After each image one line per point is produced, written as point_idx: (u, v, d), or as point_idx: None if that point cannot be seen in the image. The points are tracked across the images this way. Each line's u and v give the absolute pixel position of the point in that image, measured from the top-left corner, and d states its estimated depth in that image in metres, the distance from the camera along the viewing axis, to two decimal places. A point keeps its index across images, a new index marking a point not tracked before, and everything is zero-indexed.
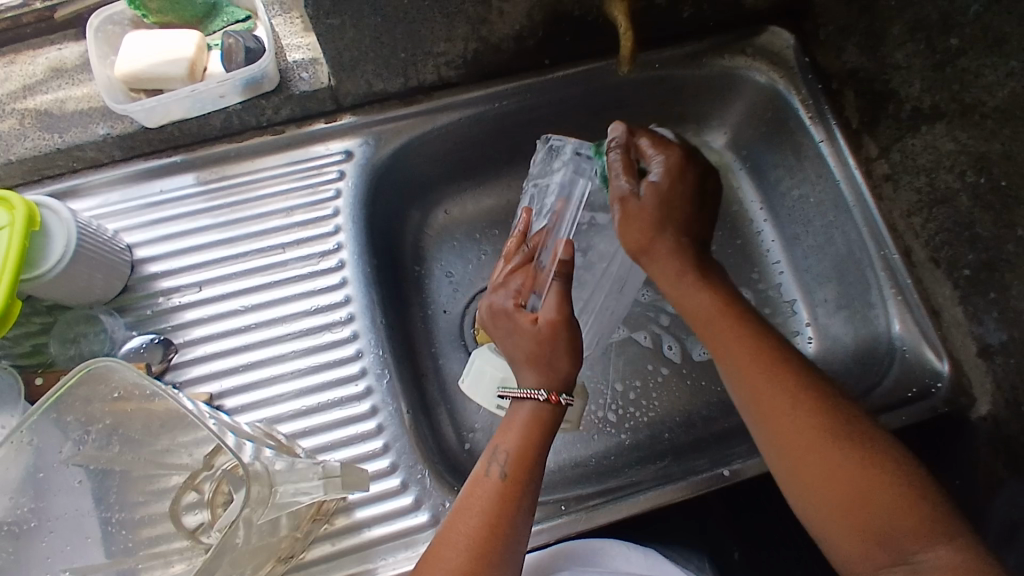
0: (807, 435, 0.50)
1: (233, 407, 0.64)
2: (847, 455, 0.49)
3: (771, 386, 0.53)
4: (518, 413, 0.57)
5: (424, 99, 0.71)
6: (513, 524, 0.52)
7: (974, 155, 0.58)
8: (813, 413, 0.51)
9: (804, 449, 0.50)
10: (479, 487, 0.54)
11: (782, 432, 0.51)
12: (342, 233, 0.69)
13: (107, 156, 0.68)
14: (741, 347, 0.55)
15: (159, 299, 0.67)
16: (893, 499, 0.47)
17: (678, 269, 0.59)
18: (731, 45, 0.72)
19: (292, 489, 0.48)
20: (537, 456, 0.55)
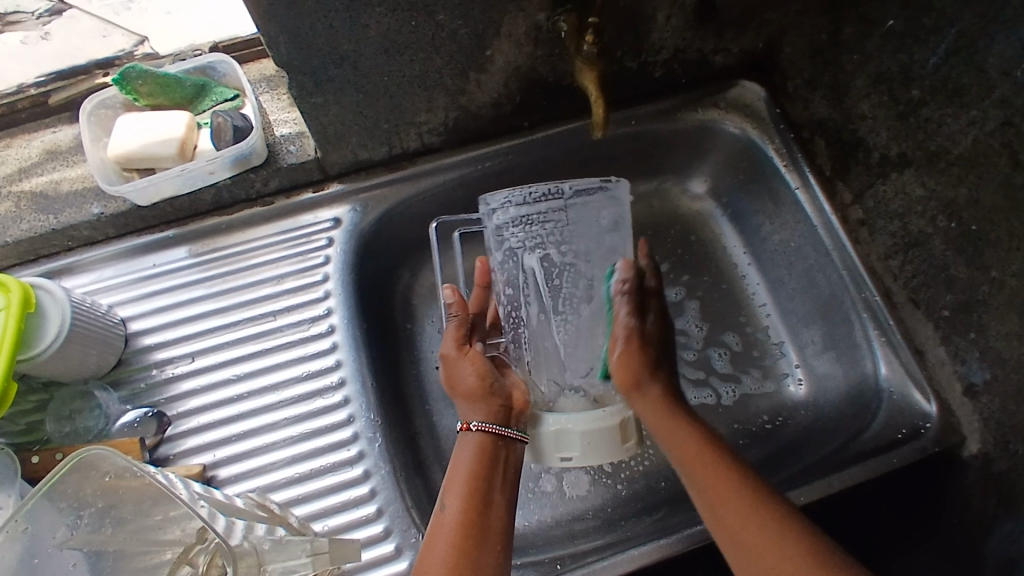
0: (739, 514, 0.51)
1: (227, 476, 0.64)
2: (786, 539, 0.49)
3: (717, 467, 0.54)
4: (467, 452, 0.56)
5: (409, 165, 0.73)
6: (477, 563, 0.50)
7: (943, 201, 0.59)
8: (765, 499, 0.51)
9: (750, 532, 0.50)
10: (439, 530, 0.52)
11: (722, 510, 0.52)
12: (331, 299, 0.70)
13: (101, 234, 0.70)
14: (689, 429, 0.57)
15: (153, 371, 0.68)
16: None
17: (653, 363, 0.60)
18: (704, 100, 0.75)
19: (281, 567, 0.48)
20: (493, 494, 0.54)
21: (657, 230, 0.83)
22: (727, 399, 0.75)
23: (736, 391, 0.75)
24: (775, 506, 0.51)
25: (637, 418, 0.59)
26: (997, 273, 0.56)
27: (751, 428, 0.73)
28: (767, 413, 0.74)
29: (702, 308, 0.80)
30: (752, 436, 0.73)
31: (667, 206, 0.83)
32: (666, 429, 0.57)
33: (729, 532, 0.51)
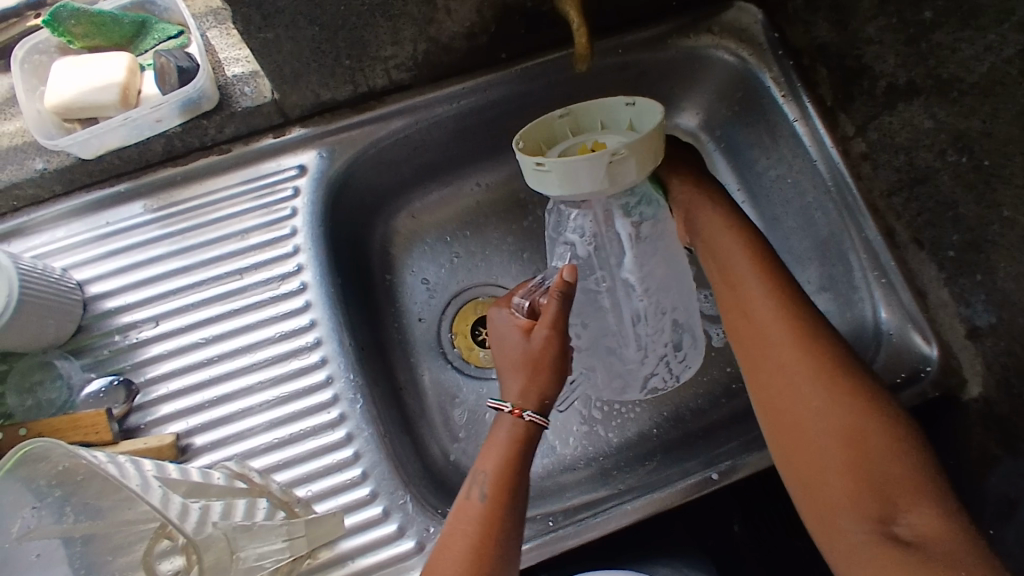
0: (798, 382, 0.51)
1: (202, 445, 0.61)
2: (871, 422, 0.48)
3: (778, 330, 0.52)
4: (504, 426, 0.56)
5: (377, 105, 0.68)
6: (502, 545, 0.50)
7: (954, 133, 0.55)
8: (821, 384, 0.50)
9: (795, 416, 0.50)
10: (468, 513, 0.52)
11: (781, 376, 0.51)
12: (301, 254, 0.66)
13: (48, 192, 0.65)
14: (765, 314, 0.53)
15: (116, 338, 0.64)
16: (894, 482, 0.46)
17: (727, 223, 0.59)
18: (697, 24, 0.69)
19: (254, 554, 0.52)
20: (524, 489, 0.54)
21: None
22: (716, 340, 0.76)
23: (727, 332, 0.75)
24: (847, 387, 0.50)
25: (727, 300, 0.57)
26: (1009, 213, 0.53)
27: None
28: None
29: None
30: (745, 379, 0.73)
31: None
32: (782, 305, 0.53)
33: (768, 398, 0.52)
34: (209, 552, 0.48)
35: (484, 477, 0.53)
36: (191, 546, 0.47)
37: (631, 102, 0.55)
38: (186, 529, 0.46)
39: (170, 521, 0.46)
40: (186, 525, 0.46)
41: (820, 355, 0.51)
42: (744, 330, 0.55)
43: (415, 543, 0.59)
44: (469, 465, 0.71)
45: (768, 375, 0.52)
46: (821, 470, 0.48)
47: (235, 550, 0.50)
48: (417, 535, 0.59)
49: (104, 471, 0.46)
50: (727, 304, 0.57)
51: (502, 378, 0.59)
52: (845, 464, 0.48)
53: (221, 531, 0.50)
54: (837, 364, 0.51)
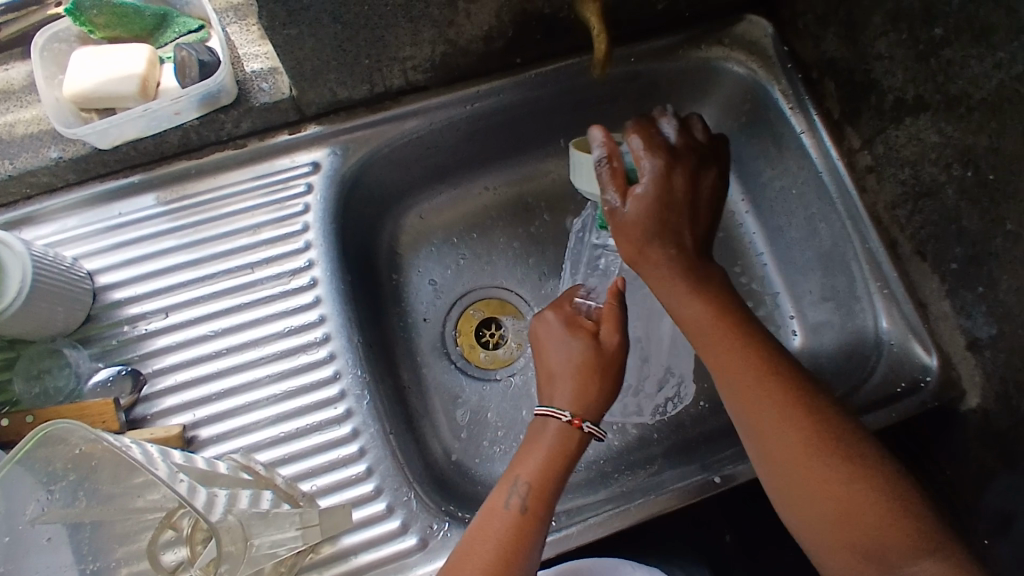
0: (780, 424, 0.51)
1: (208, 437, 0.61)
2: (849, 488, 0.48)
3: (756, 379, 0.52)
4: (551, 433, 0.56)
5: (392, 105, 0.68)
6: (531, 555, 0.51)
7: (961, 148, 0.56)
8: (816, 434, 0.50)
9: (796, 473, 0.50)
10: (497, 523, 0.52)
11: (749, 402, 0.52)
12: (313, 250, 0.66)
13: (61, 180, 0.65)
14: (744, 361, 0.53)
15: (124, 328, 0.64)
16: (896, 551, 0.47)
17: (665, 276, 0.56)
18: (708, 36, 0.70)
19: (269, 541, 0.52)
20: (556, 494, 0.54)
21: None
22: None
23: None
24: (833, 441, 0.50)
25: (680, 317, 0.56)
26: (1013, 227, 0.54)
27: None
28: None
29: None
30: None
31: None
32: (749, 349, 0.53)
33: (753, 423, 0.52)
34: (229, 537, 0.47)
35: (522, 486, 0.53)
36: (212, 529, 0.45)
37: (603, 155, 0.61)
38: (205, 512, 0.45)
39: (189, 501, 0.45)
40: (205, 508, 0.45)
41: (793, 394, 0.52)
42: (693, 326, 0.56)
43: (418, 540, 0.59)
44: (471, 465, 0.72)
45: (753, 431, 0.52)
46: (821, 524, 0.49)
47: (249, 536, 0.49)
48: (421, 531, 0.60)
49: (124, 454, 0.46)
50: (693, 335, 0.56)
51: (551, 386, 0.58)
52: (848, 517, 0.48)
53: (235, 517, 0.48)
54: (813, 415, 0.51)
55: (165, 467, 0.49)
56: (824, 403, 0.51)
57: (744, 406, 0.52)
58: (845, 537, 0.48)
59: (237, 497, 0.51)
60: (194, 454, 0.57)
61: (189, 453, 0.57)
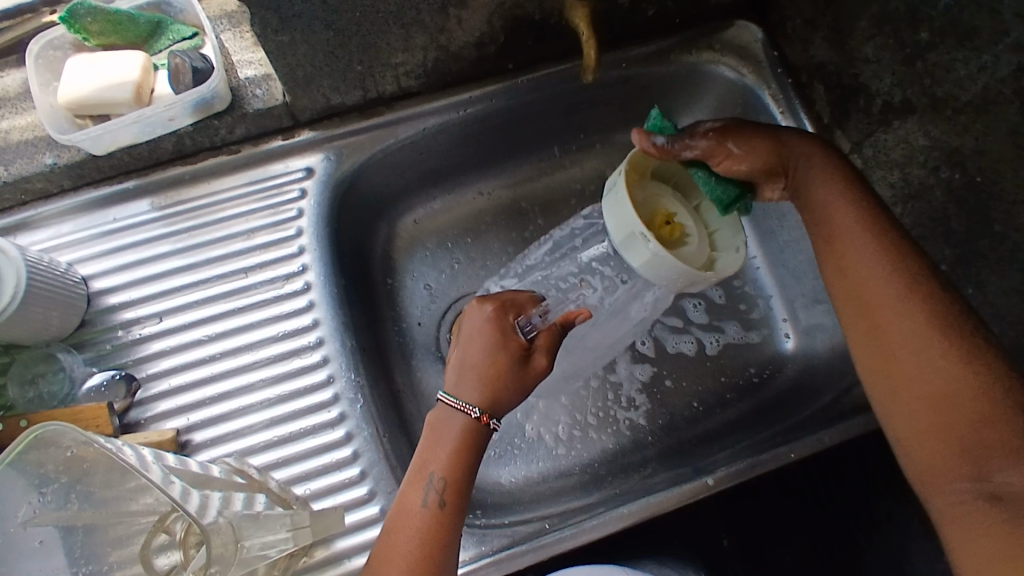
0: (898, 316, 0.48)
1: (202, 441, 0.62)
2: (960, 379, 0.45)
3: (889, 286, 0.49)
4: (458, 426, 0.54)
5: (385, 111, 0.69)
6: (446, 553, 0.51)
7: (947, 150, 0.57)
8: (920, 304, 0.48)
9: (878, 304, 0.49)
10: (411, 521, 0.51)
11: (865, 306, 0.50)
12: (306, 255, 0.67)
13: (56, 186, 0.65)
14: (876, 268, 0.49)
15: (119, 333, 0.64)
16: (938, 354, 0.46)
17: (828, 171, 0.54)
18: (699, 41, 0.71)
19: (259, 543, 0.52)
20: (471, 486, 0.54)
21: None
22: (710, 348, 0.78)
23: (719, 340, 0.78)
24: (940, 336, 0.46)
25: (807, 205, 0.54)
26: (1000, 228, 0.55)
27: (738, 381, 0.76)
28: (754, 366, 0.76)
29: None
30: (739, 389, 0.75)
31: None
32: (877, 249, 0.50)
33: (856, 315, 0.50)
34: (219, 539, 0.47)
35: (438, 482, 0.52)
36: (202, 533, 0.46)
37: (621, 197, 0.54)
38: (196, 516, 0.45)
39: (181, 507, 0.45)
40: (198, 513, 0.46)
41: (936, 319, 0.47)
42: (826, 227, 0.53)
43: None
44: None
45: (858, 318, 0.50)
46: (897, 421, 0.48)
47: (241, 541, 0.49)
48: None
49: (115, 456, 0.46)
50: (820, 227, 0.53)
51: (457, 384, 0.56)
52: (929, 398, 0.46)
53: (226, 520, 0.48)
54: (958, 341, 0.46)
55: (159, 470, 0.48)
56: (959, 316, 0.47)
57: (857, 314, 0.50)
58: (909, 363, 0.47)
59: (230, 501, 0.51)
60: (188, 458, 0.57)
61: (182, 456, 0.57)
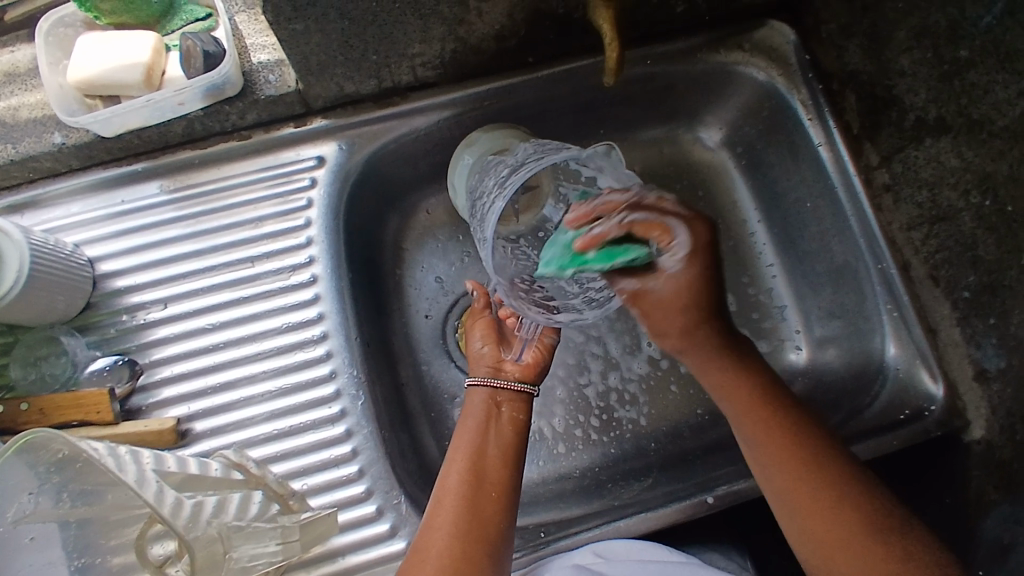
0: (801, 484, 0.52)
1: (202, 431, 0.62)
2: (842, 518, 0.51)
3: (783, 438, 0.54)
4: (473, 414, 0.61)
5: (400, 101, 0.67)
6: (486, 516, 0.54)
7: (980, 174, 0.54)
8: (799, 450, 0.53)
9: (838, 530, 0.51)
10: (448, 489, 0.56)
11: (787, 474, 0.53)
12: (314, 246, 0.66)
13: (65, 166, 0.64)
14: (780, 443, 0.54)
15: (123, 318, 0.64)
16: (862, 519, 0.50)
17: (704, 356, 0.56)
18: (728, 40, 0.68)
19: (248, 555, 0.51)
20: (502, 453, 0.58)
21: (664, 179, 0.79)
22: None
23: None
24: (880, 532, 0.50)
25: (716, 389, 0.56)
26: None
27: None
28: None
29: None
30: None
31: (677, 154, 0.79)
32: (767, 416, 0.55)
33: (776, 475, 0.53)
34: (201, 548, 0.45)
35: (464, 454, 0.58)
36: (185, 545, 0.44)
37: (472, 142, 0.68)
38: (181, 529, 0.44)
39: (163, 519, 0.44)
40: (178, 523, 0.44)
41: (809, 466, 0.53)
42: (734, 400, 0.56)
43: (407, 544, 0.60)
44: None
45: (785, 490, 0.53)
46: (845, 547, 0.50)
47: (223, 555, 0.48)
48: (410, 535, 0.60)
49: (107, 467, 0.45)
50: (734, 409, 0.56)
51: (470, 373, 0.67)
52: (825, 544, 0.51)
53: (215, 529, 0.48)
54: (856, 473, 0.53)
55: (148, 473, 0.48)
56: (810, 435, 0.54)
57: (772, 463, 0.54)
58: (861, 536, 0.50)
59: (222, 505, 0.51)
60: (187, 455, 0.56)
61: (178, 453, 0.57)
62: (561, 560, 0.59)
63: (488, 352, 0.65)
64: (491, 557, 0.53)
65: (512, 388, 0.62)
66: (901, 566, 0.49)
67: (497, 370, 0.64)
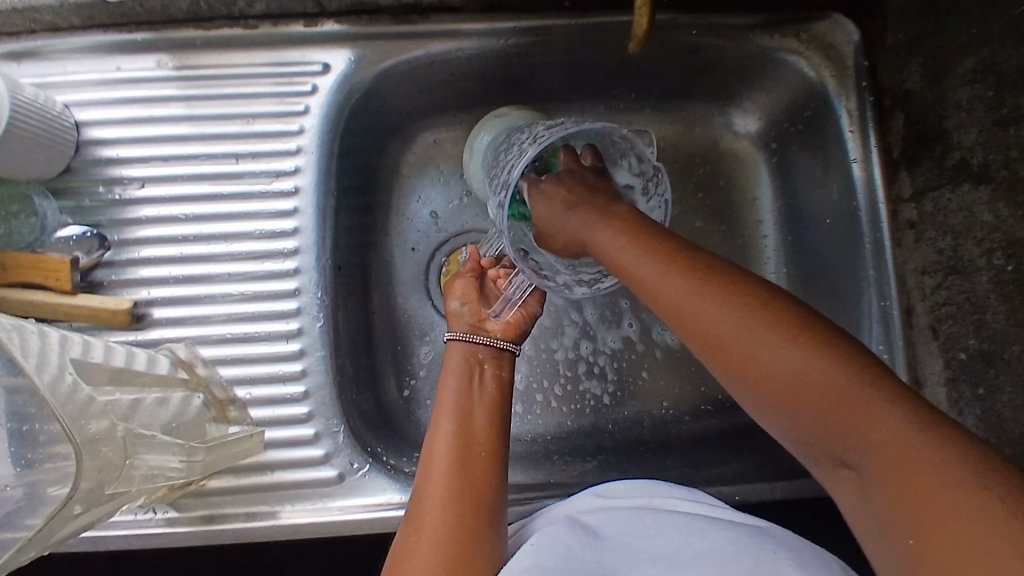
0: (752, 358, 0.40)
1: (158, 319, 0.61)
2: (817, 381, 0.37)
3: (702, 305, 0.42)
4: (453, 379, 0.58)
5: (419, 21, 0.63)
6: (483, 482, 0.51)
7: (1007, 238, 0.52)
8: (728, 306, 0.41)
9: (815, 409, 0.38)
10: (435, 453, 0.52)
11: (720, 353, 0.41)
12: (303, 156, 0.63)
13: (64, 21, 0.62)
14: (701, 311, 0.42)
15: (100, 190, 0.62)
16: (742, 329, 0.40)
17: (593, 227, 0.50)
18: (786, 25, 0.62)
19: (148, 465, 0.48)
20: (487, 414, 0.55)
21: (685, 165, 0.76)
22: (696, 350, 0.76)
23: None
24: (860, 394, 0.36)
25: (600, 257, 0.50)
26: None
27: (717, 396, 0.74)
28: None
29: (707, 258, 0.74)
30: (716, 404, 0.74)
31: (707, 139, 0.75)
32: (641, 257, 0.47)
33: (728, 372, 0.42)
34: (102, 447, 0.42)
35: (448, 421, 0.54)
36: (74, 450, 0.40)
37: (500, 114, 0.68)
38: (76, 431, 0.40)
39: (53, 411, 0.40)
40: (75, 419, 0.41)
41: (746, 316, 0.41)
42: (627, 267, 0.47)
43: (337, 473, 0.60)
44: (421, 404, 0.72)
45: (747, 395, 0.41)
46: (835, 439, 0.37)
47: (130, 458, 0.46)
48: (341, 466, 0.60)
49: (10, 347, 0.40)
50: (656, 304, 0.45)
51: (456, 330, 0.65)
52: (823, 427, 0.37)
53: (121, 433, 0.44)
54: (735, 289, 0.42)
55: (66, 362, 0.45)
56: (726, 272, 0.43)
57: (711, 357, 0.42)
58: (760, 373, 0.40)
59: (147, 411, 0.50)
60: (145, 355, 0.56)
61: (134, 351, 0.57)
62: (553, 513, 0.56)
63: (467, 311, 0.64)
64: (494, 514, 0.49)
65: (494, 345, 0.60)
66: (916, 443, 0.34)
67: (476, 327, 0.62)
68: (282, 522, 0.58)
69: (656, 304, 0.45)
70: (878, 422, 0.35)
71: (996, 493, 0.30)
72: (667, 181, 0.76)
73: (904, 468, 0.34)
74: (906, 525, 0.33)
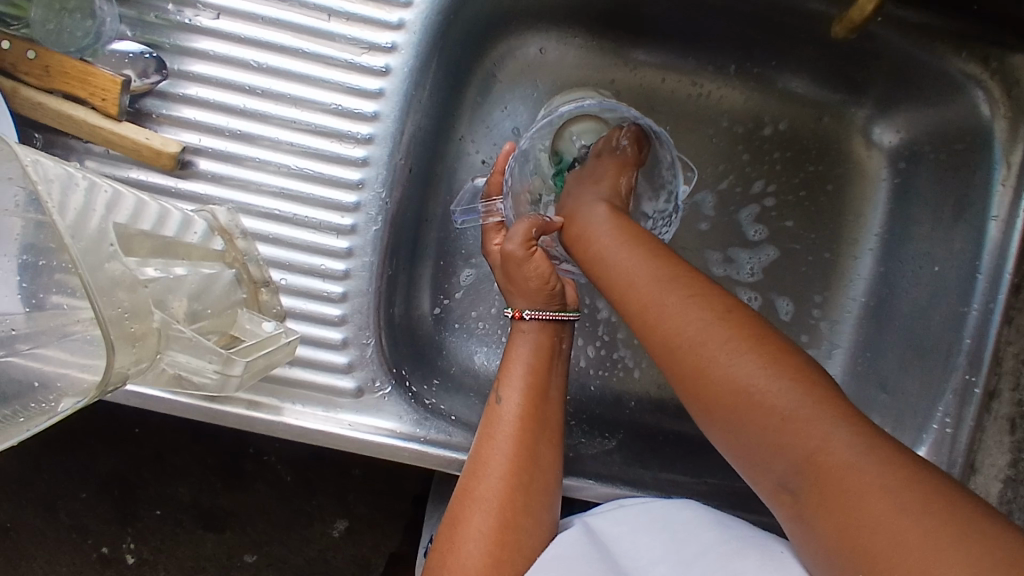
0: (716, 374, 0.42)
1: (203, 171, 0.55)
2: (772, 405, 0.40)
3: (681, 310, 0.45)
4: (527, 346, 0.55)
5: None
6: (537, 467, 0.50)
7: None
8: (704, 314, 0.44)
9: (767, 434, 0.40)
10: (497, 423, 0.51)
11: (689, 359, 0.44)
12: (403, 34, 0.56)
13: None
14: (678, 312, 0.45)
15: (170, 8, 0.54)
16: (711, 342, 0.43)
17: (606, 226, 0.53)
18: (978, 43, 0.56)
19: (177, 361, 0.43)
20: (553, 392, 0.54)
21: (800, 153, 0.69)
22: None
23: None
24: (812, 421, 0.39)
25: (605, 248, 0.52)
26: None
27: None
28: None
29: (788, 261, 0.69)
30: None
31: (835, 133, 0.69)
32: (647, 262, 0.49)
33: (693, 389, 0.44)
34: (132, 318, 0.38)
35: (514, 394, 0.52)
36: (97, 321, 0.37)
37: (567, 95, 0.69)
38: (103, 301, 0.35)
39: (87, 292, 0.37)
40: (102, 298, 0.37)
41: (720, 326, 0.43)
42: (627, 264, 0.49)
43: (355, 387, 0.56)
44: (449, 327, 0.68)
45: (707, 411, 0.43)
46: (782, 464, 0.39)
47: (160, 349, 0.43)
48: (361, 380, 0.56)
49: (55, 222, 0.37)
50: (637, 311, 0.48)
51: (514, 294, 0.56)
52: (773, 447, 0.40)
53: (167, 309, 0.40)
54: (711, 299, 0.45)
55: (98, 230, 0.40)
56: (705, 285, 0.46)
57: (677, 366, 0.45)
58: (720, 383, 0.42)
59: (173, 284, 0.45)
60: (178, 220, 0.49)
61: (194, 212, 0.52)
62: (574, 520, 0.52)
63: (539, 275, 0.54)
64: (544, 503, 0.50)
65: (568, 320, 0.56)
66: (869, 475, 0.36)
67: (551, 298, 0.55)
68: (284, 421, 0.54)
69: (638, 306, 0.47)
70: (824, 441, 0.38)
71: (927, 521, 0.33)
72: (774, 169, 0.69)
73: (852, 494, 0.36)
74: (829, 529, 0.37)
